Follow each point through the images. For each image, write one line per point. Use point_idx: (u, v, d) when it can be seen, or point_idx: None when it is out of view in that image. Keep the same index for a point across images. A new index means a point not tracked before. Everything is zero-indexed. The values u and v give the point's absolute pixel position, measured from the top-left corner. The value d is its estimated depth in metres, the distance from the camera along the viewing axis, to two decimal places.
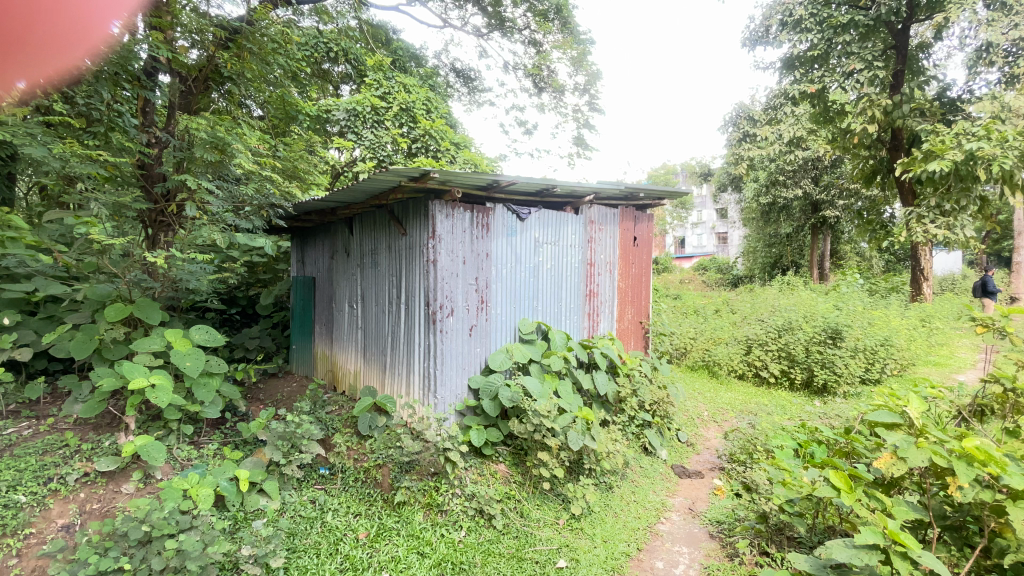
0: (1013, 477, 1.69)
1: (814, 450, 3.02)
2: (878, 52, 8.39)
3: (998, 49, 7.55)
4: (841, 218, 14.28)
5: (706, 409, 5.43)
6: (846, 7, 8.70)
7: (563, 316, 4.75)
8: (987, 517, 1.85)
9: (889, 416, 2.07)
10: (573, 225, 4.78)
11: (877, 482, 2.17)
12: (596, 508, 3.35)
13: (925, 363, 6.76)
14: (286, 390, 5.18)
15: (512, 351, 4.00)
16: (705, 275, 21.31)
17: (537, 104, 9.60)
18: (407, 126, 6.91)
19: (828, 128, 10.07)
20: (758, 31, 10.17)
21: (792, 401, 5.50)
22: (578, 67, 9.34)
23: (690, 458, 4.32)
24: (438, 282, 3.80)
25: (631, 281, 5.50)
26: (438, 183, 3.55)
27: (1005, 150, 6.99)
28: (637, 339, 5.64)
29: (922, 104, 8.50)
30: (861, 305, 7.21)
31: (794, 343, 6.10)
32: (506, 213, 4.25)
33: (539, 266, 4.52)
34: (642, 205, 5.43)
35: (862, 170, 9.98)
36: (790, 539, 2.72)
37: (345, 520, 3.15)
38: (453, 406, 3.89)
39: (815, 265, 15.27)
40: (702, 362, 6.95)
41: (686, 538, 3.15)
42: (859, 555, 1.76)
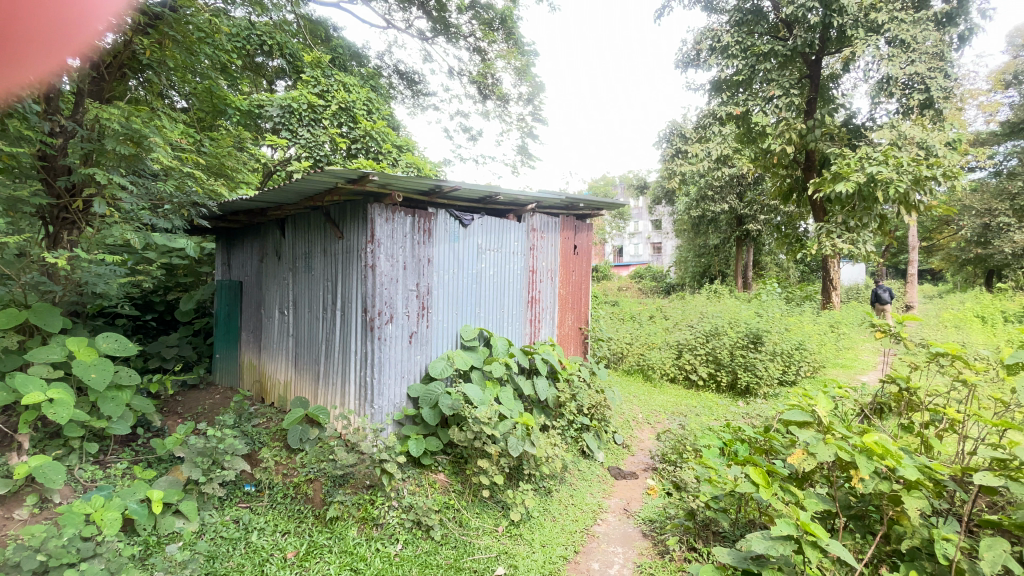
0: (906, 469, 1.87)
1: (737, 449, 3.20)
2: (793, 80, 9.20)
3: (896, 82, 8.44)
4: (763, 232, 15.43)
5: (640, 411, 5.63)
6: (768, 37, 9.49)
7: (505, 323, 4.77)
8: (885, 506, 2.05)
9: (801, 416, 2.25)
10: (515, 233, 4.82)
11: (791, 476, 2.35)
12: (535, 512, 3.38)
13: (834, 365, 7.43)
14: (207, 403, 4.82)
15: (453, 358, 3.96)
16: (642, 283, 22.25)
17: (481, 112, 9.64)
18: (346, 126, 6.70)
19: (751, 148, 10.86)
20: (690, 54, 10.83)
21: (718, 402, 5.85)
22: (521, 77, 9.47)
23: (625, 460, 4.47)
24: (378, 288, 3.70)
25: (571, 287, 5.62)
26: (377, 185, 3.45)
27: (900, 173, 7.87)
28: (577, 344, 5.77)
29: (831, 130, 9.42)
30: (778, 312, 7.80)
31: (720, 348, 6.50)
32: (449, 220, 4.22)
33: (481, 272, 4.51)
34: (582, 214, 5.57)
35: (780, 188, 10.83)
36: (715, 534, 2.87)
37: (272, 539, 2.97)
38: (391, 416, 3.79)
39: (739, 274, 16.40)
40: (637, 366, 7.21)
41: (621, 539, 3.24)
42: (775, 546, 1.88)
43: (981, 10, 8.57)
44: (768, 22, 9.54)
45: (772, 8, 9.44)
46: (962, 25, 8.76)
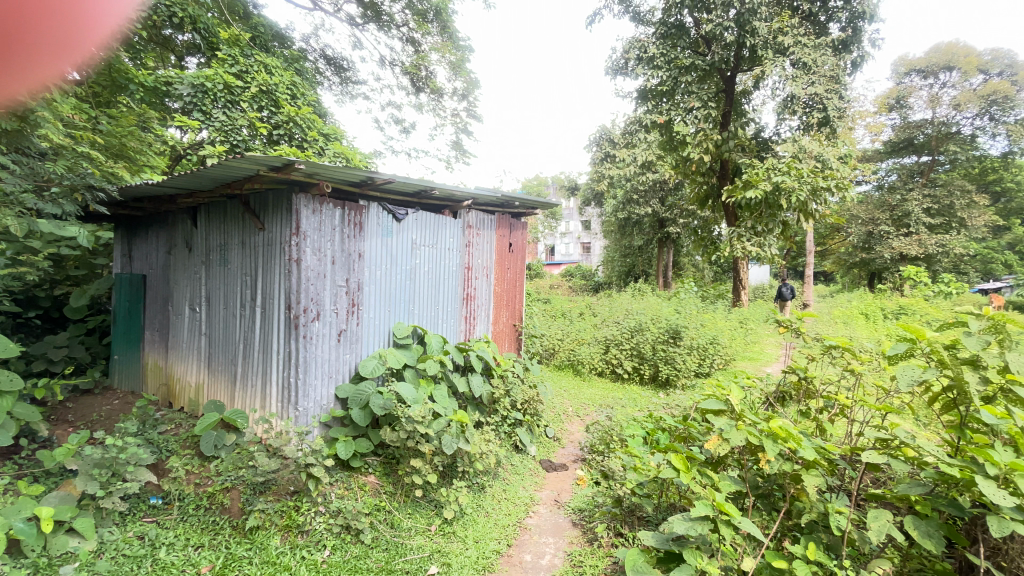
0: (805, 450, 2.08)
1: (660, 437, 3.39)
2: (711, 93, 9.88)
3: (798, 101, 9.24)
4: (682, 235, 16.46)
5: (570, 405, 5.80)
6: (689, 51, 10.11)
7: (439, 320, 4.71)
8: (789, 485, 2.26)
9: (716, 404, 2.44)
10: (450, 229, 4.77)
11: (708, 461, 2.53)
12: (468, 509, 3.38)
13: (743, 357, 8.09)
14: (104, 409, 4.33)
15: (385, 356, 3.84)
16: (571, 282, 22.89)
17: (414, 104, 9.43)
18: (266, 110, 6.28)
19: (673, 155, 11.55)
20: (618, 62, 11.27)
21: (641, 394, 6.17)
22: (456, 72, 9.38)
23: (556, 452, 4.59)
24: (303, 283, 3.51)
25: (505, 284, 5.65)
26: (303, 174, 3.27)
27: (800, 183, 8.75)
28: (511, 341, 5.82)
29: (743, 142, 10.24)
30: (694, 309, 8.36)
31: (644, 342, 6.86)
32: (381, 214, 4.09)
33: (415, 268, 4.42)
34: (517, 213, 5.62)
35: (698, 194, 11.60)
36: (639, 519, 3.02)
37: (183, 555, 2.73)
38: (317, 418, 3.62)
39: (661, 274, 17.39)
40: (567, 362, 7.42)
41: (552, 529, 3.32)
42: (695, 526, 2.02)
43: (871, 40, 9.66)
44: (689, 37, 10.13)
45: (694, 24, 10.03)
46: (856, 51, 9.83)
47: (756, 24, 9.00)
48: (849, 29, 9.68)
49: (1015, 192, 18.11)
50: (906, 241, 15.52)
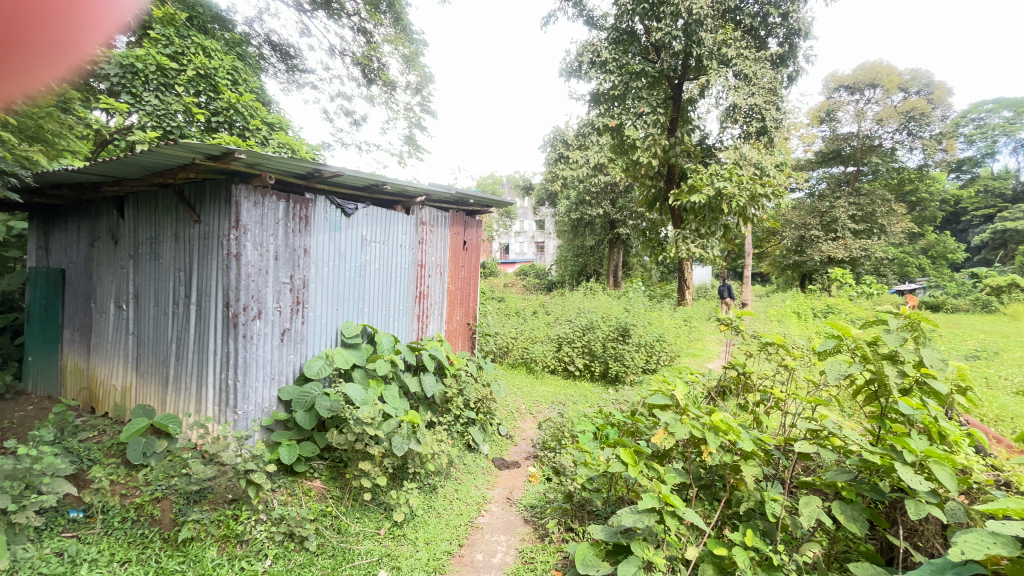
0: (744, 441, 2.18)
1: (609, 432, 3.48)
2: (659, 100, 10.24)
3: (739, 110, 9.72)
4: (631, 236, 16.95)
5: (523, 403, 5.84)
6: (639, 57, 10.44)
7: (390, 319, 4.60)
8: (728, 475, 2.38)
9: (662, 399, 2.53)
10: (403, 225, 4.67)
11: (654, 454, 2.61)
12: (419, 510, 3.32)
13: (687, 354, 8.43)
14: (16, 416, 3.95)
15: (332, 356, 3.71)
16: (525, 281, 23.06)
17: (366, 97, 9.16)
18: (204, 95, 5.92)
19: (623, 159, 11.87)
20: (572, 64, 11.44)
21: (592, 390, 6.30)
22: (409, 65, 9.23)
23: (508, 450, 4.60)
24: (243, 280, 3.33)
25: (459, 282, 5.60)
26: (244, 164, 3.10)
27: (740, 189, 9.26)
28: (465, 339, 5.78)
29: (688, 147, 10.69)
30: (643, 308, 8.62)
31: (594, 340, 7.01)
32: (329, 208, 3.95)
33: (365, 265, 4.29)
34: (471, 210, 5.58)
35: (647, 197, 12.00)
36: (589, 513, 3.08)
37: (106, 572, 2.52)
38: (259, 422, 3.44)
39: (611, 274, 17.85)
40: (521, 360, 7.45)
41: (504, 527, 3.32)
42: (642, 518, 2.08)
43: (805, 56, 10.31)
44: (640, 44, 10.43)
45: (644, 31, 10.35)
46: (792, 66, 10.48)
47: (702, 35, 9.34)
48: (787, 45, 10.29)
49: (927, 202, 19.87)
50: (833, 245, 16.72)
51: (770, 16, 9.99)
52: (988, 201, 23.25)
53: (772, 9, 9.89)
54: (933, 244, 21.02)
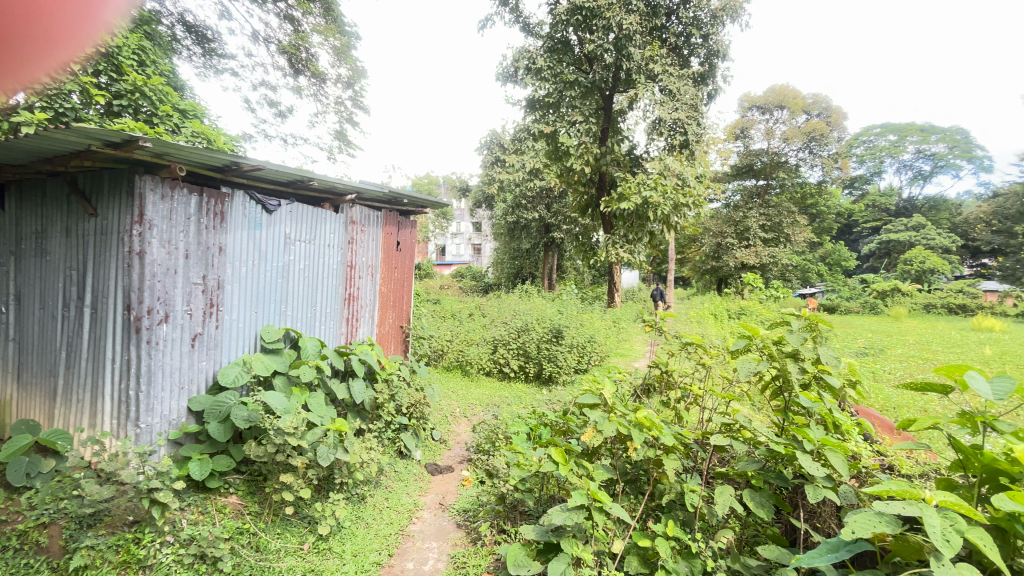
0: (665, 436, 2.30)
1: (542, 432, 3.53)
2: (591, 109, 10.65)
3: (664, 123, 10.27)
4: (565, 240, 17.40)
5: (458, 406, 5.79)
6: (573, 67, 10.75)
7: (316, 322, 4.38)
8: (652, 470, 2.49)
9: (591, 399, 2.61)
10: (330, 224, 4.47)
11: (584, 452, 2.69)
12: (347, 522, 3.19)
13: (616, 355, 8.79)
14: None
15: (250, 363, 3.45)
16: (461, 283, 22.98)
17: (292, 87, 8.68)
18: (105, 76, 5.33)
19: (558, 165, 12.19)
20: (508, 69, 11.56)
21: (526, 391, 6.38)
22: (340, 58, 8.88)
23: (442, 455, 4.54)
24: (147, 280, 3.03)
25: (392, 284, 5.45)
26: (148, 154, 2.82)
27: (665, 198, 9.97)
28: (397, 343, 5.63)
29: (618, 157, 11.17)
30: (575, 310, 8.86)
31: (529, 342, 7.10)
32: (248, 204, 3.70)
33: (287, 266, 4.06)
34: (405, 210, 5.46)
35: (580, 202, 12.40)
36: (522, 513, 3.10)
37: None
38: (165, 435, 3.15)
39: (546, 276, 18.22)
40: (456, 362, 7.38)
41: (436, 533, 3.27)
42: (571, 516, 2.13)
43: (723, 77, 11.12)
44: (574, 54, 10.77)
45: (578, 42, 10.69)
46: (711, 85, 11.26)
47: (631, 50, 9.76)
48: (707, 64, 11.04)
49: (825, 214, 22.10)
50: (746, 252, 18.17)
51: (692, 37, 10.67)
52: (875, 215, 26.28)
53: (694, 30, 10.56)
54: (830, 252, 23.41)
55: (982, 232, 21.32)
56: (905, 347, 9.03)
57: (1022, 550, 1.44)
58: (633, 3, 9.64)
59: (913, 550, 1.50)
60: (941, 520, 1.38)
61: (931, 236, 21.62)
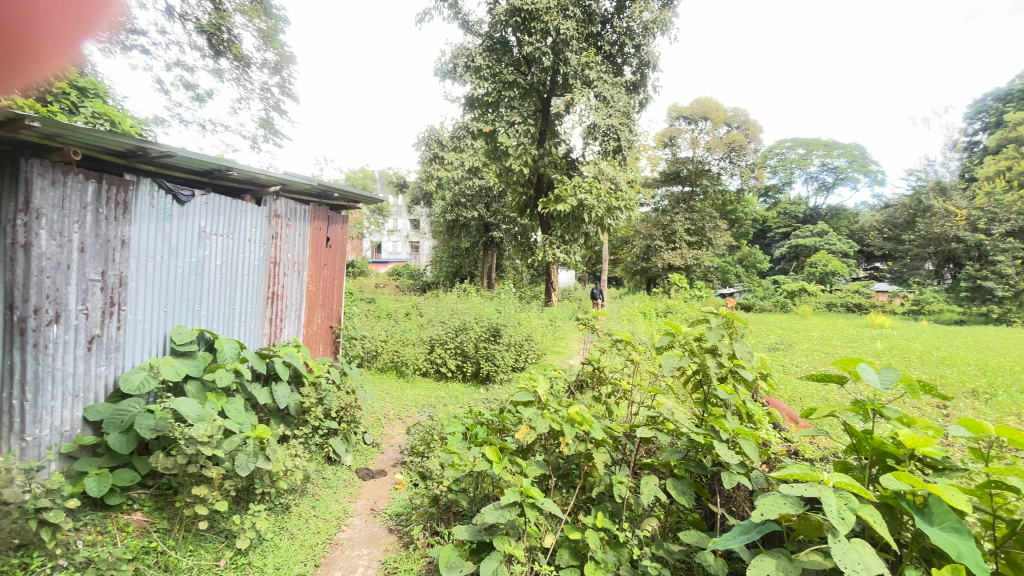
0: (595, 430, 2.37)
1: (477, 432, 3.51)
2: (529, 111, 10.86)
3: (599, 128, 10.61)
4: (504, 239, 17.49)
5: (392, 408, 5.64)
6: (512, 67, 10.83)
7: (235, 322, 4.10)
8: (583, 464, 2.56)
9: (526, 396, 2.64)
10: (252, 218, 4.20)
11: (518, 450, 2.70)
12: (269, 534, 3.00)
13: (552, 352, 8.98)
14: None
15: (158, 367, 3.14)
16: (398, 281, 22.45)
17: (212, 70, 8.03)
18: None
19: (497, 164, 12.19)
20: (447, 65, 11.43)
21: (463, 391, 6.35)
22: (266, 41, 8.37)
23: (374, 459, 4.41)
24: (33, 276, 2.69)
25: (321, 282, 5.21)
26: (36, 134, 2.51)
27: (598, 201, 10.33)
28: (326, 344, 5.38)
29: (555, 159, 11.40)
30: (513, 308, 8.94)
31: (467, 341, 7.07)
32: (157, 193, 3.39)
33: (203, 261, 3.77)
34: (336, 205, 5.24)
35: (518, 202, 12.51)
36: (455, 514, 3.07)
37: None
38: (56, 449, 2.81)
39: (485, 275, 18.21)
40: (390, 363, 7.20)
41: (366, 540, 3.17)
42: (504, 513, 2.14)
43: (653, 86, 11.67)
44: (512, 55, 10.85)
45: (516, 43, 10.79)
46: (642, 94, 11.78)
47: (568, 54, 9.99)
48: (639, 74, 11.53)
49: (743, 219, 23.85)
50: (673, 254, 19.24)
51: (625, 46, 11.10)
52: (785, 221, 28.72)
53: (627, 40, 10.98)
54: (747, 256, 25.29)
55: (873, 239, 23.94)
56: (811, 342, 9.95)
57: (905, 523, 1.62)
58: (570, 9, 9.87)
59: (814, 528, 1.65)
60: (838, 500, 1.52)
61: (832, 241, 23.96)
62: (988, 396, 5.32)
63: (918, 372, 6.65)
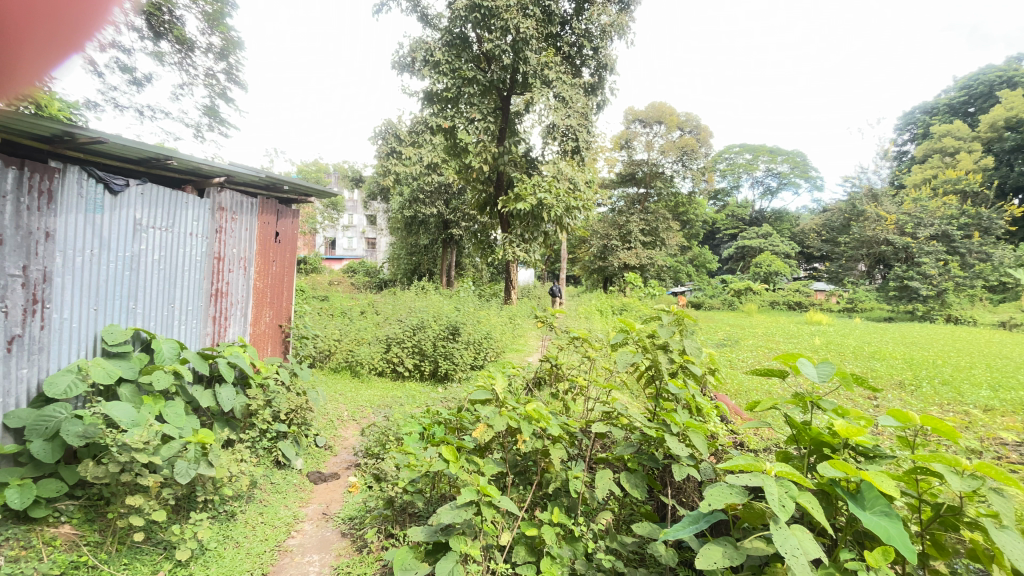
0: (552, 427, 2.39)
1: (434, 431, 3.46)
2: (488, 108, 10.82)
3: (558, 129, 10.72)
4: (463, 237, 17.38)
5: (345, 409, 5.49)
6: (472, 63, 10.77)
7: (175, 322, 3.85)
8: (540, 461, 2.58)
9: (484, 394, 2.62)
10: (194, 210, 3.97)
11: (475, 448, 2.68)
12: (212, 543, 2.86)
13: (511, 350, 9.01)
14: None
15: (88, 370, 2.92)
16: (354, 278, 21.89)
17: (151, 52, 7.53)
18: None
19: (456, 161, 12.09)
20: (405, 59, 11.22)
21: (420, 390, 6.26)
22: (212, 25, 7.93)
23: (326, 462, 4.27)
24: None
25: (269, 279, 4.99)
26: None
27: (557, 200, 10.46)
28: (275, 343, 5.16)
29: (515, 157, 11.44)
30: (472, 306, 8.89)
31: (425, 339, 6.97)
32: (86, 182, 3.13)
33: (138, 256, 3.52)
34: (286, 198, 5.04)
35: (478, 200, 12.47)
36: (411, 515, 3.02)
37: None
38: None
39: (444, 273, 18.05)
40: (345, 363, 7.01)
41: (318, 545, 3.07)
42: (461, 513, 2.12)
43: (611, 89, 11.91)
44: (472, 51, 10.78)
45: (476, 40, 10.74)
46: (600, 96, 12.01)
47: (528, 54, 10.04)
48: (597, 76, 11.73)
49: (694, 221, 24.77)
50: (628, 254, 19.78)
51: (584, 48, 11.27)
52: (733, 223, 30.08)
53: (586, 42, 11.15)
54: (698, 256, 26.30)
55: (813, 240, 25.47)
56: (755, 338, 10.47)
57: (840, 509, 1.73)
58: (529, 8, 9.91)
59: (757, 516, 1.73)
60: (779, 488, 1.60)
61: (775, 243, 25.30)
62: (913, 388, 5.77)
63: (853, 365, 7.13)
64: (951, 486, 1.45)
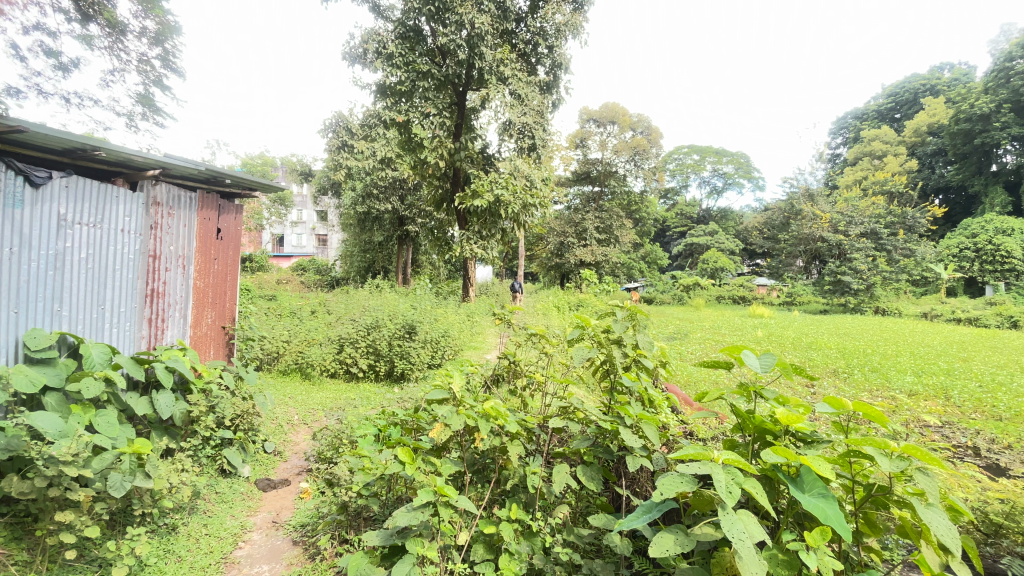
0: (509, 424, 2.39)
1: (390, 432, 3.39)
2: (444, 103, 10.67)
3: (514, 126, 10.75)
4: (419, 233, 17.12)
5: (296, 413, 5.29)
6: (427, 57, 10.62)
7: (106, 325, 3.58)
8: (498, 458, 2.58)
9: (440, 393, 2.59)
10: (127, 205, 3.70)
11: (432, 448, 2.64)
12: (151, 558, 2.69)
13: (469, 348, 8.96)
14: None
15: (8, 378, 2.64)
16: (304, 277, 21.12)
17: (79, 35, 6.93)
18: None
19: (411, 156, 11.88)
20: (357, 50, 10.91)
21: (375, 391, 6.12)
22: (146, 8, 7.39)
23: (275, 468, 4.10)
24: None
25: (210, 278, 4.72)
26: None
27: (514, 197, 10.50)
28: (218, 346, 4.88)
29: (471, 153, 11.37)
30: (429, 304, 8.76)
31: (379, 339, 6.81)
32: (4, 175, 2.89)
33: (63, 255, 3.24)
34: (228, 192, 4.78)
35: (434, 196, 12.27)
36: (366, 520, 2.95)
37: None
38: None
39: (400, 271, 17.73)
40: (295, 365, 6.76)
41: (268, 555, 2.94)
42: (417, 514, 2.08)
43: (565, 88, 12.05)
44: (426, 44, 10.62)
45: (430, 33, 10.57)
46: (556, 94, 12.14)
47: (483, 49, 9.99)
48: (552, 74, 11.83)
49: (647, 219, 25.51)
50: (584, 250, 20.18)
51: (539, 46, 11.33)
52: (682, 221, 31.24)
53: (541, 40, 11.22)
54: (650, 253, 27.13)
55: (755, 238, 26.81)
56: (703, 331, 10.93)
57: (782, 492, 1.82)
58: (484, 3, 9.84)
59: (706, 502, 1.79)
60: (726, 476, 1.66)
61: (722, 240, 26.46)
62: (845, 375, 6.21)
63: (792, 356, 7.58)
64: (882, 467, 1.56)
